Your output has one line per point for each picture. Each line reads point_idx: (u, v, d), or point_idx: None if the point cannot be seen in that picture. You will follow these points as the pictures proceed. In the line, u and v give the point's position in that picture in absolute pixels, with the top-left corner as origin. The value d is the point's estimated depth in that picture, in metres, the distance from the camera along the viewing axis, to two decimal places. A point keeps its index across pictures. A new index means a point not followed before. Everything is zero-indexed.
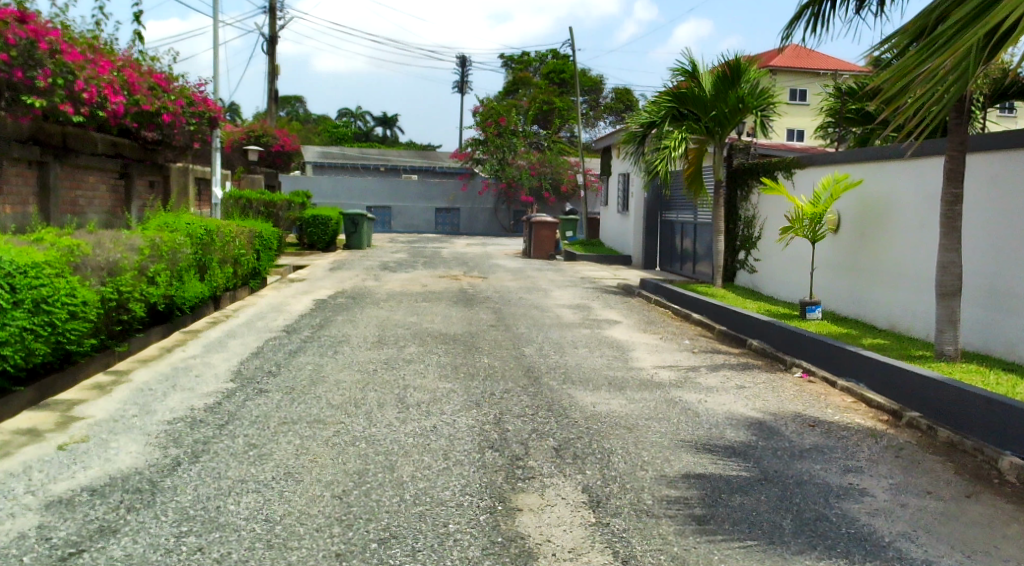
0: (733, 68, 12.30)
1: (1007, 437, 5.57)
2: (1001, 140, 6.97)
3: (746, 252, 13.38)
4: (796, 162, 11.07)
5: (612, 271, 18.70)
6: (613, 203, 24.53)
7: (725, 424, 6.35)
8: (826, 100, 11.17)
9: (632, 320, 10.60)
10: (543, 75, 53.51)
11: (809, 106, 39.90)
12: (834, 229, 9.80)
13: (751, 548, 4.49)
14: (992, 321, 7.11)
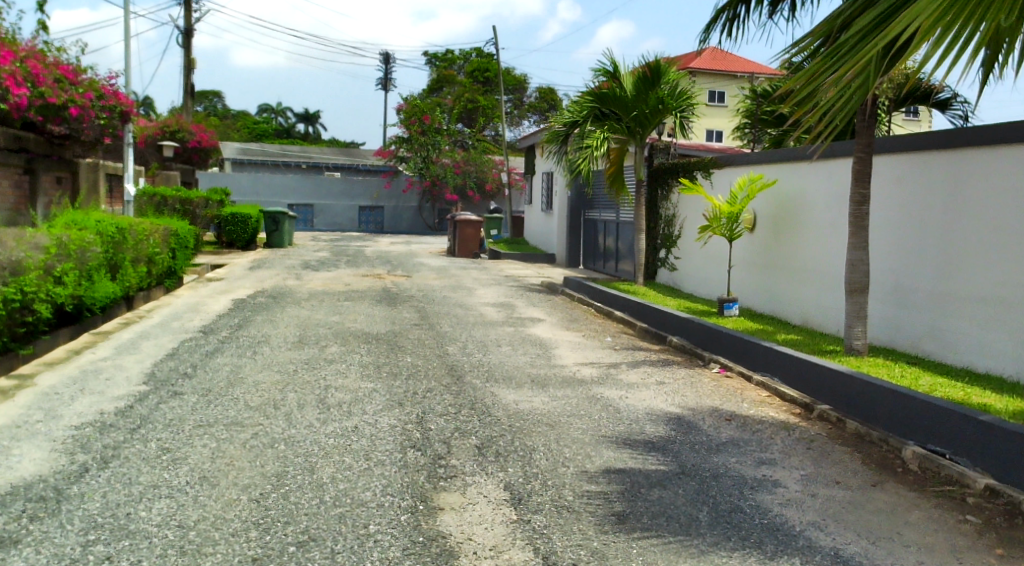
0: (654, 69, 12.52)
1: (912, 428, 5.85)
2: (906, 142, 7.25)
3: (666, 250, 13.62)
4: (714, 163, 11.32)
5: (535, 269, 18.86)
6: (536, 202, 24.74)
7: (645, 420, 6.45)
8: (743, 102, 11.47)
9: (555, 318, 10.67)
10: (468, 73, 53.42)
11: (726, 107, 41.09)
12: (750, 228, 10.06)
13: (669, 542, 4.56)
14: (898, 316, 7.43)
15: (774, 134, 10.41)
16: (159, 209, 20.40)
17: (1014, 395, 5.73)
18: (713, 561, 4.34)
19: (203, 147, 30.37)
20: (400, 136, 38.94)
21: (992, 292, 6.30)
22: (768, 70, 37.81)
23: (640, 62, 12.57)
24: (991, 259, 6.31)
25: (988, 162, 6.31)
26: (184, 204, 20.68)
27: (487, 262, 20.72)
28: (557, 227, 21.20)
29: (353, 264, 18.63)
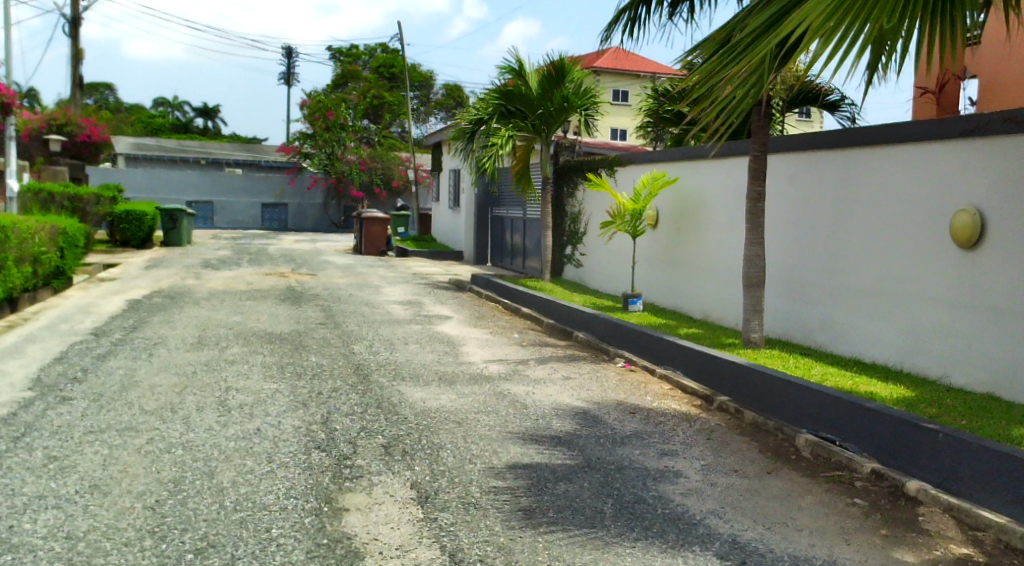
0: (559, 68, 12.64)
1: (806, 416, 6.10)
2: (799, 142, 7.53)
3: (573, 246, 13.80)
4: (618, 161, 11.51)
5: (444, 267, 18.86)
6: (443, 199, 24.70)
7: (552, 415, 6.51)
8: (645, 100, 11.52)
9: (463, 316, 10.67)
10: (373, 69, 52.06)
11: (630, 106, 41.91)
12: (653, 225, 10.28)
13: (575, 535, 4.61)
14: (793, 308, 7.72)
15: (676, 134, 10.67)
16: (46, 206, 19.41)
17: (898, 382, 6.04)
18: (617, 551, 4.41)
19: (92, 140, 29.14)
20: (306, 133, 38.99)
21: (881, 286, 6.62)
22: (668, 71, 38.85)
23: (545, 61, 12.68)
24: (879, 254, 6.63)
25: (876, 162, 6.62)
26: (73, 201, 19.67)
27: (396, 261, 20.52)
28: (465, 225, 21.23)
29: (255, 263, 18.14)
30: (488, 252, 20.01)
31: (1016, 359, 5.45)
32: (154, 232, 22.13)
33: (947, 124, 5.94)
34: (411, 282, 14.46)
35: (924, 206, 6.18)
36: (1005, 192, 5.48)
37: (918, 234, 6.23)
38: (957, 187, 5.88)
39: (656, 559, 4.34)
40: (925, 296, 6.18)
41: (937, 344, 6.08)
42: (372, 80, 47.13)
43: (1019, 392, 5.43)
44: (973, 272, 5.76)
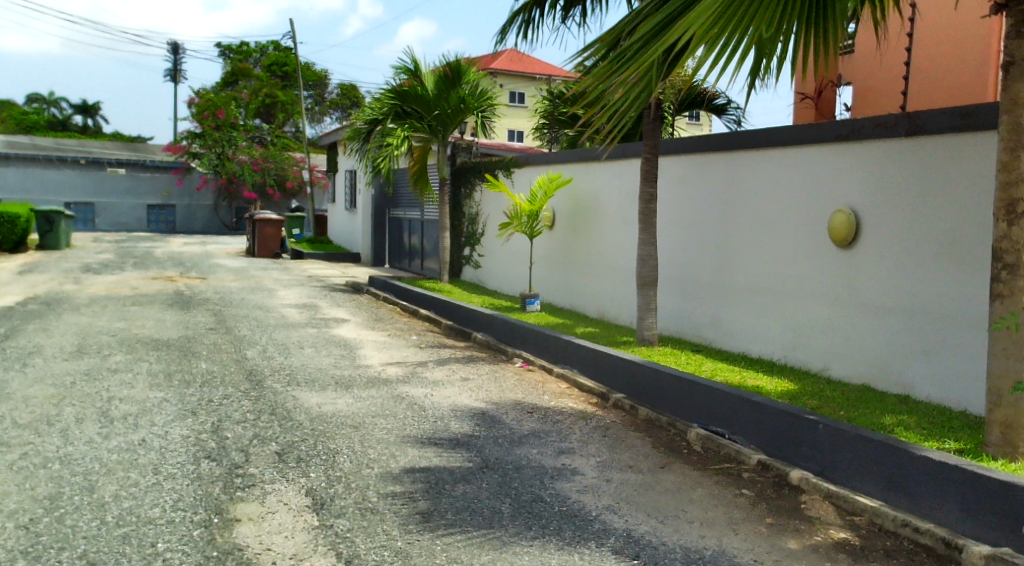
0: (454, 69, 12.68)
1: (696, 410, 6.28)
2: (687, 144, 7.75)
3: (471, 247, 13.84)
4: (515, 162, 11.60)
5: (341, 269, 18.59)
6: (339, 201, 24.34)
7: (450, 416, 6.49)
8: (540, 102, 11.68)
9: (361, 318, 10.52)
10: (265, 67, 49.50)
11: (526, 108, 42.00)
12: (550, 226, 10.41)
13: (473, 536, 4.60)
14: (683, 305, 7.95)
15: (571, 135, 10.87)
16: None
17: (781, 375, 6.30)
18: (515, 551, 4.44)
19: None
20: (194, 132, 37.57)
21: (767, 283, 6.88)
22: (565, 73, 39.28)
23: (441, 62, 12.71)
24: (764, 253, 6.89)
25: (762, 163, 6.87)
26: None
27: (291, 263, 20.01)
28: (361, 225, 20.96)
29: (142, 267, 17.39)
30: (385, 253, 19.87)
31: (890, 352, 5.78)
32: (27, 235, 21.03)
33: (824, 128, 6.22)
34: (313, 286, 14.17)
35: (806, 206, 6.45)
36: (879, 194, 5.79)
37: (800, 232, 6.51)
38: (835, 188, 6.16)
39: (553, 556, 4.39)
40: (807, 293, 6.46)
41: (818, 338, 6.38)
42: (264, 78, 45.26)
43: (893, 383, 5.77)
44: (851, 269, 6.05)
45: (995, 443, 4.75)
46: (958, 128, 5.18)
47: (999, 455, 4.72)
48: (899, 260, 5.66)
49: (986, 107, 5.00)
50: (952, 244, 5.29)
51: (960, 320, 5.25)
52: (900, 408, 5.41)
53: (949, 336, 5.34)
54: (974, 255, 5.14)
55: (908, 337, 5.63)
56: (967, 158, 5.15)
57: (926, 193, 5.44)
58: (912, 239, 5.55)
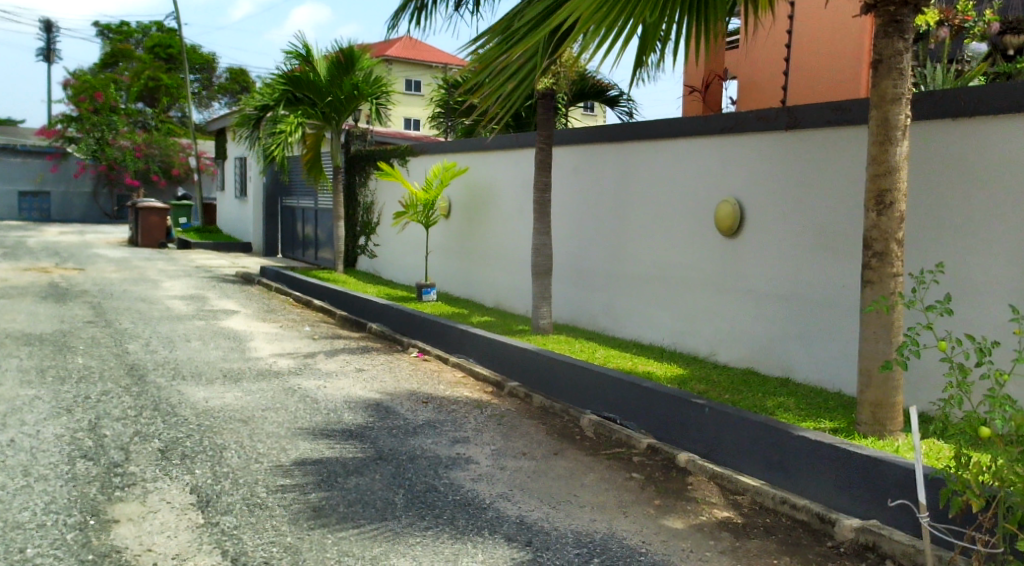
0: (347, 54, 12.53)
1: (589, 397, 6.38)
2: (581, 134, 7.86)
3: (366, 236, 13.67)
4: (411, 151, 11.52)
5: (232, 259, 18.06)
6: (229, 189, 23.63)
7: (343, 408, 6.39)
8: (436, 91, 11.71)
9: (252, 310, 10.22)
10: (146, 50, 46.00)
11: (423, 97, 41.60)
12: (445, 215, 10.41)
13: (365, 529, 4.54)
14: (577, 294, 8.07)
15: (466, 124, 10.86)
16: None
17: (670, 361, 6.47)
18: (408, 541, 4.40)
19: None
20: (70, 116, 35.37)
21: (657, 271, 7.04)
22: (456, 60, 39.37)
23: (334, 47, 12.52)
24: (654, 242, 7.06)
25: (653, 154, 7.01)
26: None
27: (178, 253, 19.23)
28: (252, 215, 20.36)
29: (16, 258, 16.37)
30: (278, 243, 19.42)
31: (770, 337, 6.01)
32: None
33: (711, 120, 6.41)
34: (203, 277, 13.69)
35: (693, 196, 6.63)
36: (762, 184, 6.00)
37: (688, 222, 6.69)
38: (721, 178, 6.35)
39: (446, 546, 4.37)
40: (695, 280, 6.65)
41: (705, 325, 6.58)
42: (145, 59, 41.93)
43: (774, 365, 6.00)
44: (736, 258, 6.26)
45: (866, 422, 5.01)
46: (832, 122, 5.41)
47: (870, 433, 4.96)
48: (779, 248, 5.88)
49: (859, 103, 5.25)
50: (827, 233, 5.53)
51: (835, 306, 5.50)
52: (780, 390, 5.63)
53: (825, 322, 5.59)
54: (848, 243, 5.39)
55: (787, 323, 5.86)
56: (841, 151, 5.39)
57: (805, 184, 5.67)
58: (791, 228, 5.79)
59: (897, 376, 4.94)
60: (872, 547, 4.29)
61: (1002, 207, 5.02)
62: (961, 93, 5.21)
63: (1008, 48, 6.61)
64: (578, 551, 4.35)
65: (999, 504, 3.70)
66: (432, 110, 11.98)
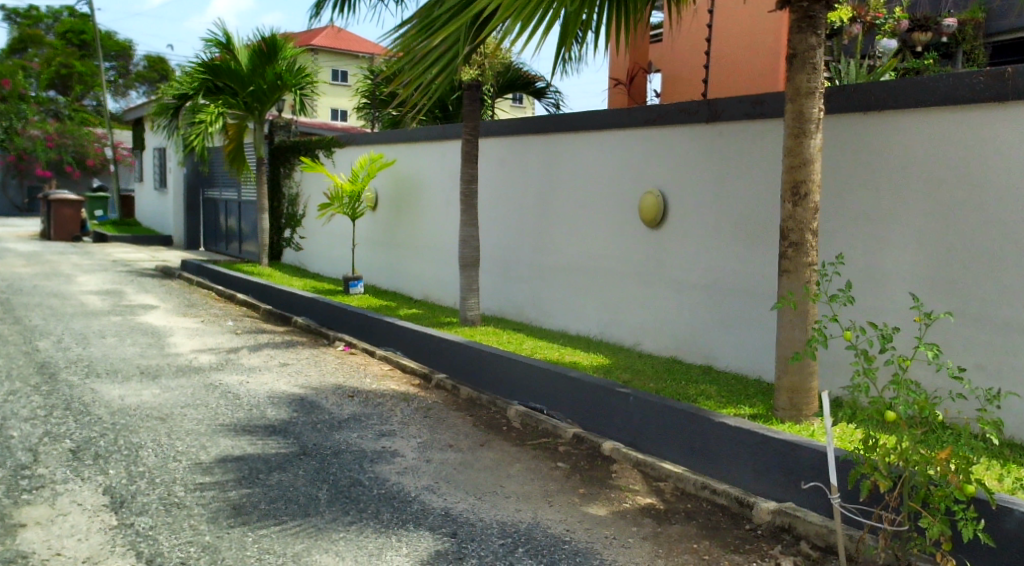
0: (270, 43, 12.24)
1: (516, 388, 6.41)
2: (509, 126, 7.87)
3: (290, 229, 13.56)
4: (337, 142, 11.44)
5: (150, 252, 17.60)
6: (147, 180, 23.02)
7: (266, 404, 6.29)
8: (362, 81, 11.60)
9: (171, 305, 9.97)
10: (56, 34, 43.60)
11: (348, 86, 39.98)
12: (372, 207, 10.36)
13: (286, 526, 4.48)
14: (506, 286, 8.09)
15: (392, 116, 10.80)
16: None
17: (596, 351, 6.54)
18: (330, 537, 4.36)
19: None
20: None
21: (584, 262, 7.10)
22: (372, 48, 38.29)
23: (255, 36, 12.21)
24: (581, 233, 7.12)
25: (580, 146, 7.06)
26: None
27: (96, 247, 18.64)
28: (172, 207, 19.80)
29: None
30: (199, 236, 18.99)
31: (693, 326, 6.12)
32: None
33: (634, 113, 6.48)
34: (124, 271, 13.28)
35: (618, 187, 6.70)
36: (684, 176, 6.10)
37: (613, 214, 6.77)
38: (645, 170, 6.43)
39: (369, 540, 4.34)
40: (620, 271, 6.73)
41: (630, 315, 6.67)
42: (54, 44, 39.86)
43: (696, 353, 6.11)
44: (659, 249, 6.36)
45: (783, 407, 5.13)
46: (751, 115, 5.53)
47: (787, 418, 5.09)
48: (701, 239, 5.99)
49: (776, 96, 5.37)
50: (745, 223, 5.65)
51: (753, 295, 5.64)
52: (702, 378, 5.74)
53: (745, 312, 5.71)
54: (766, 233, 5.52)
55: (707, 312, 5.99)
56: (759, 144, 5.51)
57: (724, 175, 5.79)
58: (712, 220, 5.90)
59: (812, 362, 5.08)
60: (788, 528, 4.42)
61: (911, 199, 5.20)
62: (872, 86, 5.37)
63: (917, 45, 6.89)
64: (502, 541, 4.36)
65: (904, 484, 3.82)
66: (357, 100, 11.92)
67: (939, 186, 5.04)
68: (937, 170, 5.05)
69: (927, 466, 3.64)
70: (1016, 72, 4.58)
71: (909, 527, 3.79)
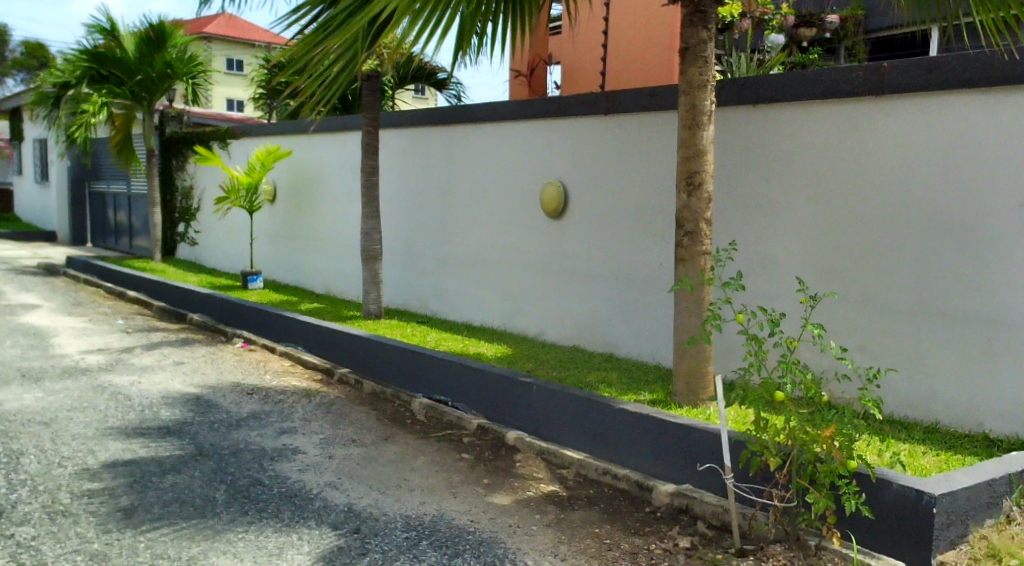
0: (158, 30, 11.87)
1: (420, 380, 6.40)
2: (412, 117, 7.84)
3: (185, 223, 13.27)
4: (231, 133, 11.35)
5: (33, 249, 16.75)
6: (26, 173, 21.88)
7: (159, 404, 6.09)
8: (256, 70, 11.39)
9: (57, 304, 9.51)
10: None
11: (245, 77, 38.89)
12: (270, 200, 10.22)
13: (180, 529, 4.32)
14: (412, 279, 8.05)
15: (287, 106, 10.71)
16: None
17: (500, 342, 6.58)
18: (228, 538, 4.23)
19: None
20: None
21: (489, 253, 7.13)
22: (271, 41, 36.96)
23: (142, 24, 11.80)
24: (486, 225, 7.14)
25: (484, 139, 7.08)
26: None
27: None
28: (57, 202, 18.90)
29: None
30: (87, 231, 18.18)
31: (595, 315, 6.21)
32: None
33: (534, 104, 6.55)
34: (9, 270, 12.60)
35: (521, 179, 6.75)
36: (581, 167, 6.19)
37: (516, 205, 6.82)
38: (546, 162, 6.50)
39: (269, 539, 4.24)
40: (523, 261, 6.79)
41: (533, 305, 6.74)
42: None
43: (597, 342, 6.22)
44: (561, 239, 6.44)
45: (681, 392, 5.24)
46: (647, 107, 5.65)
47: (685, 402, 5.20)
48: (600, 230, 6.09)
49: (670, 89, 5.50)
50: (643, 213, 5.77)
51: (649, 283, 5.78)
52: (603, 365, 5.84)
53: (641, 300, 5.85)
54: (662, 223, 5.65)
55: (606, 301, 6.10)
56: (655, 136, 5.64)
57: (620, 167, 5.90)
58: (611, 210, 6.00)
59: (708, 347, 5.20)
60: (685, 509, 4.53)
61: (797, 188, 5.41)
62: (759, 81, 5.57)
63: (802, 40, 7.25)
64: (405, 534, 4.33)
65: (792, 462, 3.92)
66: (253, 90, 11.76)
67: (823, 176, 5.26)
68: (822, 160, 5.27)
69: (813, 444, 3.73)
70: (891, 67, 4.83)
71: (797, 503, 3.87)
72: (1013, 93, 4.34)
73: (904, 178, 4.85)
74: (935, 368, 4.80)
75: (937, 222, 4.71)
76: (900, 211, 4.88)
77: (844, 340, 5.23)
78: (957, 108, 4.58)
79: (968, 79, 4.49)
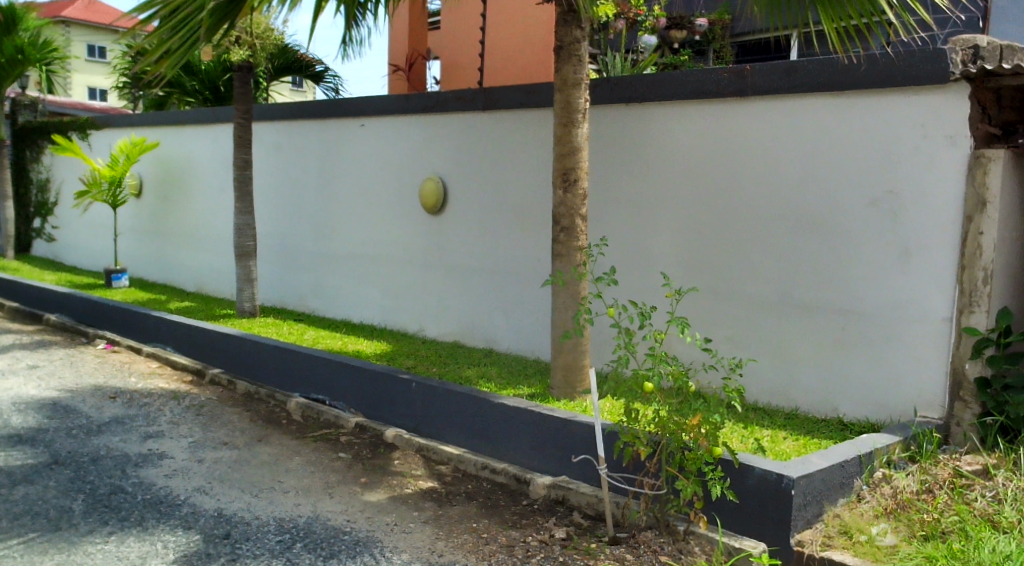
0: (7, 13, 11.12)
1: (298, 379, 6.26)
2: (290, 110, 7.65)
3: (41, 218, 12.57)
4: (93, 124, 10.82)
5: None
6: None
7: (11, 411, 5.73)
8: (119, 58, 10.87)
9: None
10: None
11: (109, 64, 36.96)
12: (137, 194, 9.78)
13: (29, 543, 4.06)
14: (290, 276, 7.86)
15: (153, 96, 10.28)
16: None
17: (379, 339, 6.51)
18: (86, 550, 4.01)
19: None
20: None
21: (371, 249, 7.04)
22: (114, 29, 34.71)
23: None
24: (368, 220, 7.04)
25: (363, 133, 6.98)
26: None
27: None
28: None
29: None
30: None
31: (474, 311, 6.23)
32: None
33: (413, 100, 6.50)
34: None
35: (402, 174, 6.70)
36: (458, 164, 6.21)
37: (397, 200, 6.76)
38: (425, 158, 6.47)
39: (131, 549, 4.04)
40: (404, 258, 6.74)
41: (414, 302, 6.70)
42: None
43: (478, 337, 6.24)
44: (441, 235, 6.43)
45: (558, 385, 5.28)
46: (524, 104, 5.69)
47: (562, 395, 5.25)
48: (479, 226, 6.12)
49: (546, 86, 5.56)
50: (521, 210, 5.82)
51: (525, 279, 5.85)
52: (482, 361, 5.86)
53: (518, 295, 5.92)
54: (539, 220, 5.72)
55: (486, 297, 6.13)
56: (529, 133, 5.70)
57: (497, 164, 5.94)
58: (490, 208, 6.03)
59: (584, 342, 5.28)
60: (562, 500, 4.61)
61: (665, 186, 5.58)
62: (629, 81, 5.72)
63: (673, 42, 7.38)
64: (278, 538, 4.22)
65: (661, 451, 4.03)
66: (116, 78, 11.23)
67: (692, 174, 5.43)
68: (691, 159, 5.43)
69: (681, 432, 3.84)
70: (754, 70, 5.04)
71: (667, 490, 3.98)
72: (860, 97, 4.63)
73: (765, 177, 5.07)
74: (794, 356, 5.04)
75: (796, 219, 4.95)
76: (764, 209, 5.09)
77: (708, 332, 5.44)
78: (812, 111, 4.83)
79: (823, 82, 4.75)
